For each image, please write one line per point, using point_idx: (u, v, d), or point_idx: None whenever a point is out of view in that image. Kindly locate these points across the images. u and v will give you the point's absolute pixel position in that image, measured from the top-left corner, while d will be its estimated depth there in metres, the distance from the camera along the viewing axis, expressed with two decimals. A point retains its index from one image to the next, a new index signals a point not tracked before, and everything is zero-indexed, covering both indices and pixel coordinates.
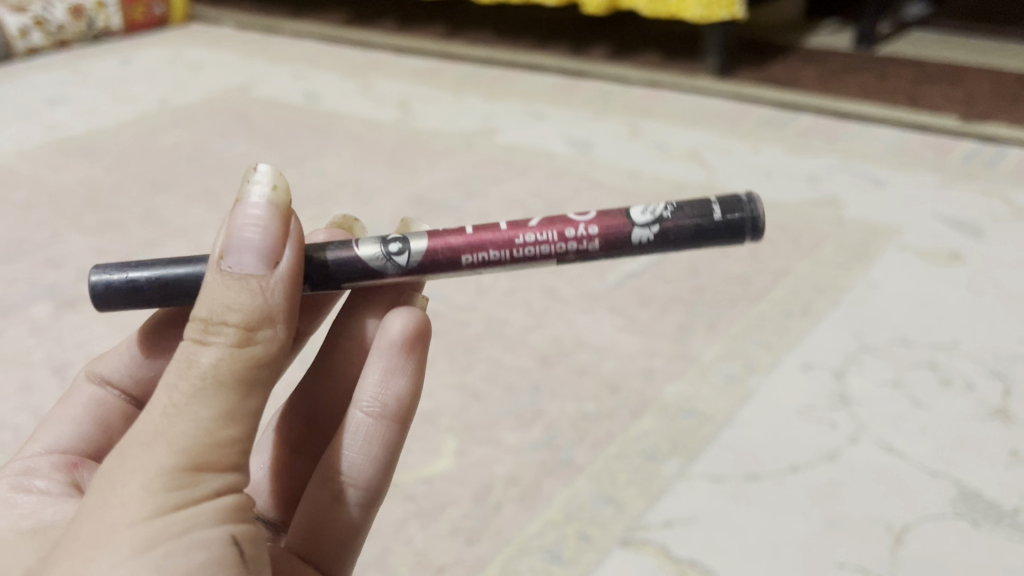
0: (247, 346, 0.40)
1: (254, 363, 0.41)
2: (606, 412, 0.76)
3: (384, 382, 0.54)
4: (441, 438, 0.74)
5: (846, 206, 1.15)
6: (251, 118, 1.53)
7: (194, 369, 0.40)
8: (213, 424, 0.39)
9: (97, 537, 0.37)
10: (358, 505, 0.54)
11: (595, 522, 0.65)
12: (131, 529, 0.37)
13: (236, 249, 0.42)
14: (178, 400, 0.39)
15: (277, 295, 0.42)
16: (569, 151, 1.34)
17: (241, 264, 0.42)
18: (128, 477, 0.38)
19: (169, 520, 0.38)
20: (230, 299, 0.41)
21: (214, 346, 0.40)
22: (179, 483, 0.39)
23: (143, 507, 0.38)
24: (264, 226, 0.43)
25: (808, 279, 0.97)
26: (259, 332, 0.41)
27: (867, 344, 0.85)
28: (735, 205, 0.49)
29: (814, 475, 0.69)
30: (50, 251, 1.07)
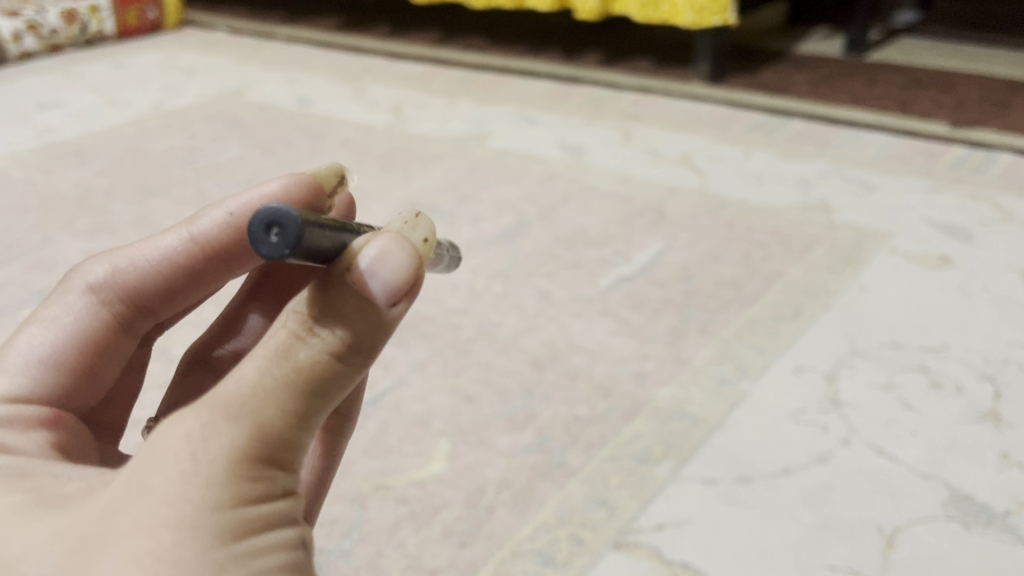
0: (352, 358, 0.31)
1: (349, 376, 0.31)
2: (598, 415, 0.76)
3: None
4: (434, 442, 0.74)
5: (837, 210, 1.16)
6: (244, 122, 1.53)
7: (291, 362, 0.30)
8: (297, 425, 0.30)
9: (159, 526, 0.28)
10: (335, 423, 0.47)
11: (587, 525, 0.65)
12: (206, 522, 0.29)
13: (371, 253, 0.31)
14: (263, 384, 0.30)
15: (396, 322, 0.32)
16: (561, 155, 1.35)
17: (370, 274, 0.30)
18: (203, 457, 0.29)
19: (245, 514, 0.30)
20: (349, 309, 0.30)
21: (318, 345, 0.30)
22: (258, 470, 0.30)
23: (218, 499, 0.29)
24: (401, 244, 0.31)
25: (799, 283, 0.97)
26: (366, 351, 0.31)
27: (858, 348, 0.86)
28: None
29: (806, 477, 0.69)
30: (42, 255, 1.06)
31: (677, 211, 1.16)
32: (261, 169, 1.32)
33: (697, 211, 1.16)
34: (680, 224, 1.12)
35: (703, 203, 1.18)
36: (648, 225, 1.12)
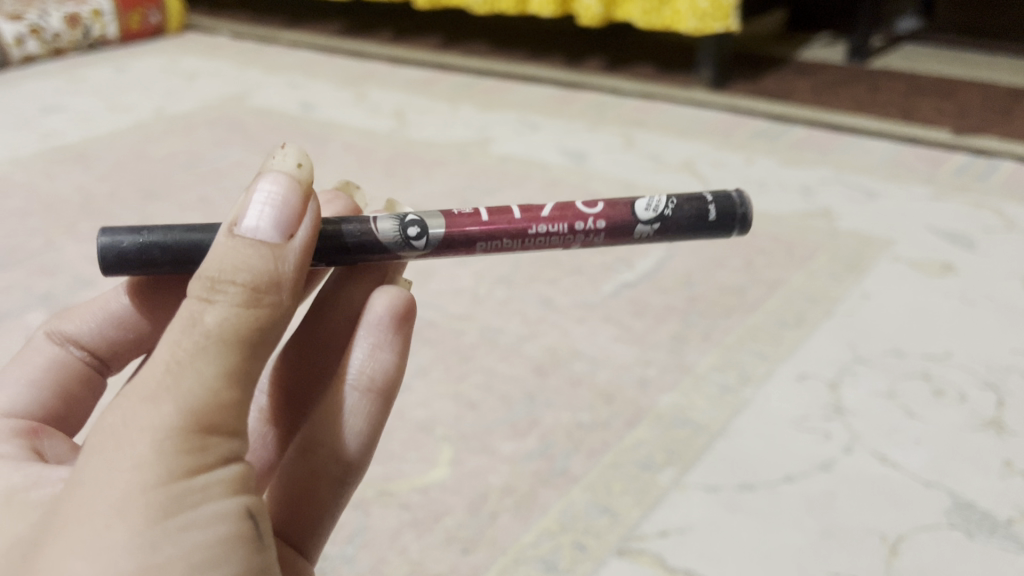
0: (255, 306, 0.38)
1: (257, 325, 0.38)
2: (601, 421, 0.76)
3: (370, 354, 0.51)
4: (436, 448, 0.74)
5: (839, 217, 1.16)
6: (247, 127, 1.53)
7: (198, 328, 0.37)
8: (216, 392, 0.37)
9: (108, 505, 0.35)
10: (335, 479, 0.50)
11: (590, 532, 0.65)
12: (148, 497, 0.35)
13: (256, 208, 0.40)
14: (180, 358, 0.37)
15: (289, 266, 0.40)
16: (564, 161, 1.35)
17: (255, 225, 0.39)
18: (134, 437, 0.35)
19: (182, 486, 0.36)
20: (241, 259, 0.38)
21: (220, 304, 0.38)
22: (189, 448, 0.36)
23: (152, 475, 0.35)
24: (286, 192, 0.41)
25: (802, 290, 0.97)
26: (268, 296, 0.39)
27: (860, 354, 0.86)
28: (729, 203, 0.52)
29: (808, 485, 0.69)
30: (44, 259, 1.06)
31: None
32: None
33: None
34: None
35: None
36: None
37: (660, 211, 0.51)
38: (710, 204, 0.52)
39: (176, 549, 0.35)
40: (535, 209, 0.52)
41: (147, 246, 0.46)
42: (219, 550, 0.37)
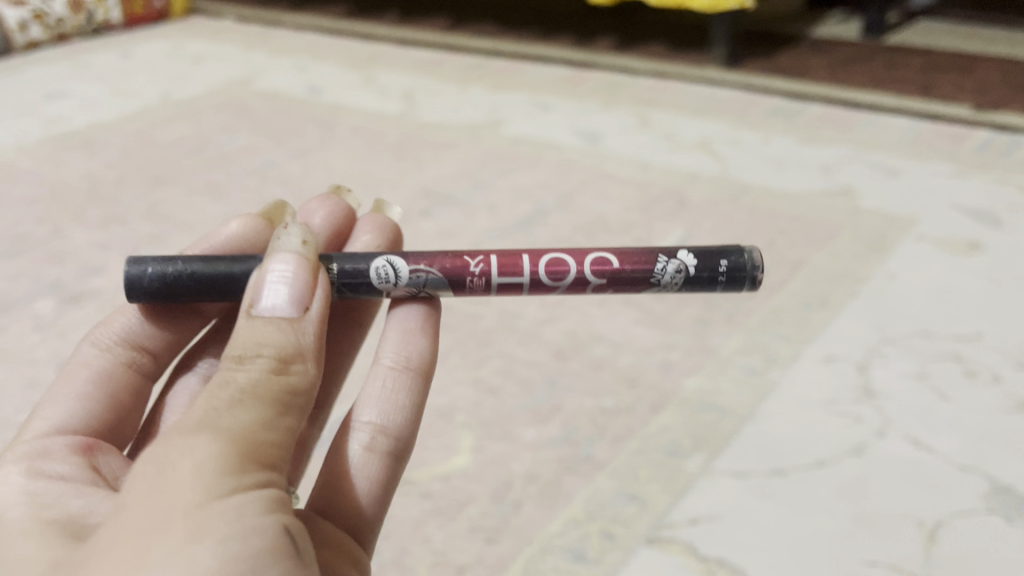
0: (284, 374, 0.43)
1: (290, 388, 0.43)
2: (625, 406, 0.75)
3: (404, 343, 0.58)
4: (457, 435, 0.72)
5: (861, 195, 1.13)
6: (254, 110, 1.51)
7: (232, 386, 0.42)
8: (257, 429, 0.41)
9: (154, 523, 0.37)
10: (385, 454, 0.55)
11: (618, 520, 0.63)
12: (193, 512, 0.37)
13: (272, 288, 0.47)
14: (218, 406, 0.41)
15: (308, 337, 0.46)
16: (577, 142, 1.33)
17: (273, 305, 0.46)
18: (177, 466, 0.38)
19: (224, 504, 0.38)
20: (265, 335, 0.44)
21: (251, 368, 0.42)
22: (233, 471, 0.39)
23: (194, 494, 0.38)
24: (298, 271, 0.48)
25: (825, 270, 0.95)
26: (294, 364, 0.44)
27: (888, 337, 0.84)
28: (741, 281, 0.55)
29: (840, 470, 0.68)
30: (53, 246, 1.05)
31: (698, 198, 1.13)
32: (272, 158, 1.30)
33: (717, 198, 1.14)
34: (701, 211, 1.10)
35: (724, 189, 1.16)
36: (668, 213, 1.09)
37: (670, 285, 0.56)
38: (722, 285, 0.56)
39: (219, 555, 0.36)
40: (547, 287, 0.57)
41: (170, 271, 0.53)
42: (261, 559, 0.38)
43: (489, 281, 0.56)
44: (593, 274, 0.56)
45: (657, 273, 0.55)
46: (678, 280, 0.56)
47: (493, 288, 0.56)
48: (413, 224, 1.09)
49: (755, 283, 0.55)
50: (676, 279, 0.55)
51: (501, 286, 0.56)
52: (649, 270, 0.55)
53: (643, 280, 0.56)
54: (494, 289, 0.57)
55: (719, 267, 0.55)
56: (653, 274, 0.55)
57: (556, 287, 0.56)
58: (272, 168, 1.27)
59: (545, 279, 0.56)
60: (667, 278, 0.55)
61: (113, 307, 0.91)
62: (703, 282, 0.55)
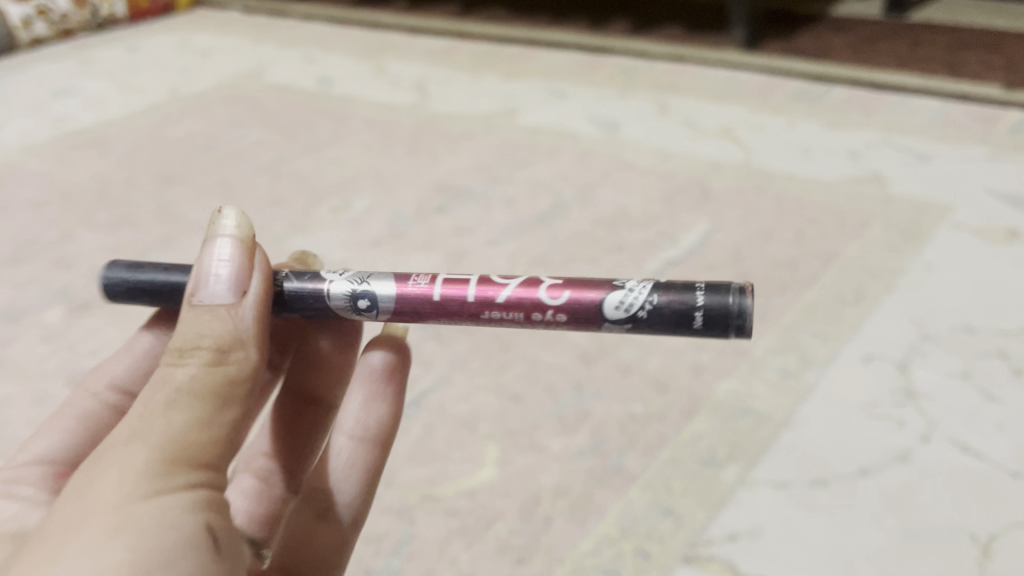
0: (221, 366, 0.42)
1: (225, 379, 0.41)
2: (656, 413, 0.71)
3: (365, 404, 0.57)
4: (481, 446, 0.69)
5: (892, 182, 1.09)
6: (263, 104, 1.48)
7: (170, 385, 0.41)
8: (191, 432, 0.40)
9: (75, 524, 0.37)
10: (339, 518, 0.56)
11: (653, 537, 0.60)
12: (113, 512, 0.37)
13: (212, 277, 0.45)
14: (153, 409, 0.40)
15: (246, 321, 0.44)
16: (595, 131, 1.29)
17: (212, 292, 0.44)
18: (107, 468, 0.38)
19: (144, 506, 0.38)
20: (203, 327, 0.42)
21: (189, 365, 0.41)
22: (159, 476, 0.38)
23: (116, 494, 0.37)
24: (238, 258, 0.46)
25: (858, 262, 0.92)
26: (232, 354, 0.42)
27: (927, 333, 0.80)
28: (723, 318, 0.45)
29: (885, 479, 0.64)
30: (62, 251, 1.02)
31: (722, 188, 1.10)
32: (283, 153, 1.27)
33: (743, 187, 1.10)
34: (726, 202, 1.06)
35: (748, 178, 1.12)
36: (692, 205, 1.06)
37: (635, 303, 0.47)
38: (698, 320, 0.46)
39: (129, 553, 0.36)
40: (492, 289, 0.49)
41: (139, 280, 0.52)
42: (172, 557, 0.37)
43: (435, 276, 0.51)
44: (547, 279, 0.49)
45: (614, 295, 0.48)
46: (644, 288, 0.47)
47: (434, 283, 0.50)
48: (429, 220, 1.06)
49: (740, 325, 0.45)
50: (642, 286, 0.47)
51: (441, 290, 0.50)
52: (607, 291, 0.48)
53: (603, 287, 0.48)
54: (437, 286, 0.50)
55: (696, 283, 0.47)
56: (617, 283, 0.48)
57: (502, 284, 0.49)
58: (283, 165, 1.23)
59: (494, 280, 0.50)
60: (630, 283, 0.48)
61: (124, 314, 0.88)
62: (674, 293, 0.46)
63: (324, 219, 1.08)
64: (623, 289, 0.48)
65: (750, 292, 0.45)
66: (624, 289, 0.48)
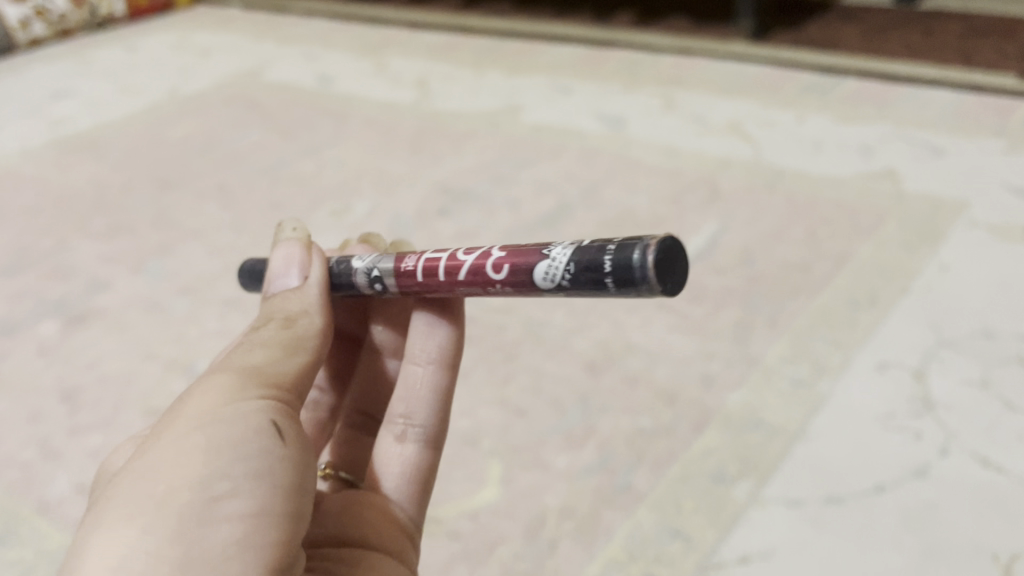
0: (292, 325, 0.50)
1: (297, 336, 0.49)
2: (665, 427, 0.69)
3: (427, 335, 0.55)
4: (484, 464, 0.67)
5: (906, 178, 1.06)
6: (264, 104, 1.46)
7: (253, 342, 0.48)
8: (265, 364, 0.47)
9: (170, 432, 0.42)
10: (413, 442, 0.56)
11: (662, 560, 0.58)
12: (196, 420, 0.42)
13: (279, 270, 0.53)
14: (238, 357, 0.47)
15: (313, 295, 0.52)
16: (600, 128, 1.26)
17: (280, 281, 0.53)
18: (194, 394, 0.44)
19: (222, 413, 0.43)
20: (279, 305, 0.51)
21: (267, 330, 0.49)
22: (236, 388, 0.44)
23: (200, 408, 0.43)
24: (298, 247, 0.54)
25: (872, 263, 0.89)
26: (301, 319, 0.50)
27: (944, 338, 0.77)
28: (627, 276, 0.38)
29: (902, 495, 0.62)
30: (58, 261, 1.01)
31: (731, 187, 1.07)
32: (283, 156, 1.25)
33: (751, 185, 1.07)
34: (735, 201, 1.04)
35: (758, 175, 1.09)
36: (700, 205, 1.03)
37: (557, 270, 0.42)
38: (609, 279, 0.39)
39: (209, 443, 0.41)
40: (456, 266, 0.47)
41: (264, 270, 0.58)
42: (247, 446, 0.42)
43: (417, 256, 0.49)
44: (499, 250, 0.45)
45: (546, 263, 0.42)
46: (566, 253, 0.41)
47: (417, 263, 0.49)
48: (431, 224, 1.03)
49: (645, 280, 0.38)
50: (564, 252, 0.42)
51: (420, 271, 0.48)
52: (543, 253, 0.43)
53: (534, 255, 0.43)
54: (417, 267, 0.49)
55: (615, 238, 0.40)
56: (546, 248, 0.43)
57: (462, 260, 0.46)
58: (283, 167, 1.21)
59: (458, 256, 0.47)
60: (555, 250, 0.42)
61: (120, 326, 0.87)
62: (589, 256, 0.40)
63: (324, 223, 1.06)
64: (550, 256, 0.42)
65: (660, 245, 0.38)
66: (550, 255, 0.42)
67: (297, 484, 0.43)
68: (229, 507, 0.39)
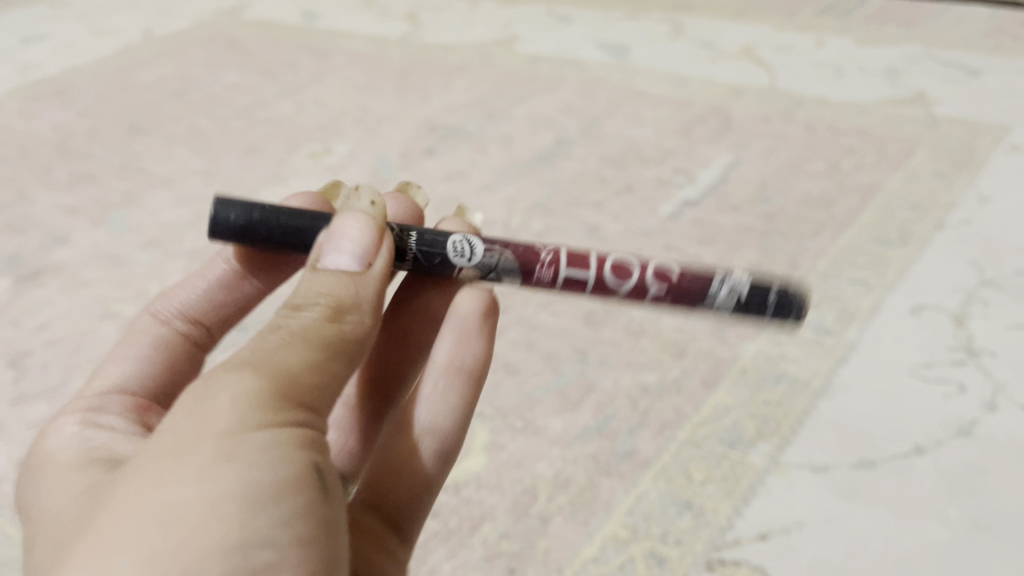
0: (336, 323, 0.36)
1: (344, 340, 0.36)
2: (672, 383, 0.61)
3: (460, 344, 0.49)
4: (470, 429, 0.60)
5: (937, 101, 0.97)
6: (243, 43, 1.36)
7: (282, 327, 0.35)
8: (298, 371, 0.34)
9: (177, 446, 0.31)
10: (432, 455, 0.48)
11: (669, 538, 0.51)
12: (217, 440, 0.31)
13: (340, 240, 0.40)
14: (265, 346, 0.35)
15: (370, 292, 0.39)
16: (602, 57, 1.16)
17: (339, 253, 0.39)
18: (214, 395, 0.32)
19: (250, 436, 0.32)
20: (323, 287, 0.37)
21: (305, 316, 0.36)
22: (265, 410, 0.32)
23: (223, 423, 0.31)
24: (367, 224, 0.41)
25: (903, 195, 0.80)
26: (349, 316, 0.37)
27: (987, 277, 0.69)
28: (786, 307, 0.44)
29: (945, 457, 0.54)
30: (14, 214, 0.93)
31: (745, 116, 0.98)
32: (260, 97, 1.16)
33: (767, 114, 0.98)
34: (749, 131, 0.94)
35: (774, 103, 1.00)
36: (711, 136, 0.94)
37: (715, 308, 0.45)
38: (768, 313, 0.44)
39: (240, 482, 0.30)
40: (612, 290, 0.46)
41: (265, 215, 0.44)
42: (274, 494, 0.31)
43: (556, 269, 0.46)
44: (659, 280, 0.45)
45: (704, 295, 0.45)
46: (724, 295, 0.45)
47: (559, 277, 0.46)
48: (416, 164, 0.95)
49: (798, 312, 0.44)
50: (723, 294, 0.44)
51: (564, 283, 0.47)
52: (705, 290, 0.45)
53: (695, 290, 0.45)
54: (558, 281, 0.47)
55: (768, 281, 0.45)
56: (701, 287, 0.45)
57: (622, 288, 0.46)
58: (261, 109, 1.13)
59: (613, 280, 0.46)
60: (713, 291, 0.45)
61: (75, 284, 0.79)
62: (750, 299, 0.44)
63: (302, 166, 0.97)
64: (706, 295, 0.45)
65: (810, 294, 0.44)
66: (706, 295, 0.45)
67: (320, 549, 0.32)
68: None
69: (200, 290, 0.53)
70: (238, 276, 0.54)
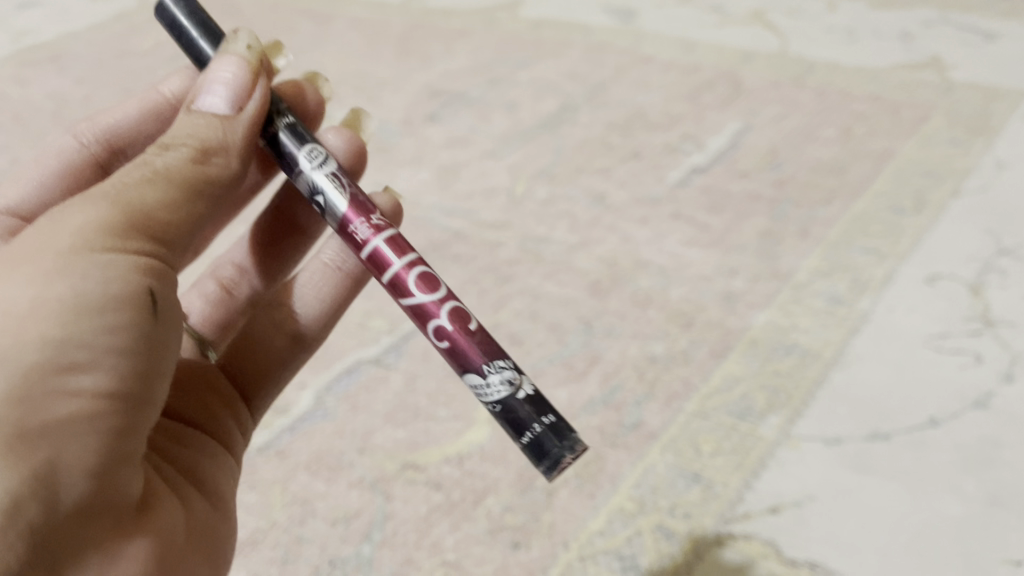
0: (200, 165, 0.38)
1: (207, 180, 0.38)
2: (680, 353, 0.60)
3: (320, 286, 0.52)
4: (473, 400, 0.58)
5: (953, 66, 0.94)
6: (241, 7, 1.33)
7: (147, 166, 0.37)
8: (155, 207, 0.36)
9: (21, 254, 0.34)
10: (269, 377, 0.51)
11: (677, 513, 0.50)
12: (59, 253, 0.33)
13: (217, 83, 0.40)
14: (128, 180, 0.36)
15: (238, 135, 0.39)
16: (609, 22, 1.13)
17: (214, 97, 0.40)
18: (68, 218, 0.35)
19: (86, 255, 0.34)
20: (193, 129, 0.39)
21: (170, 156, 0.38)
22: (113, 232, 0.35)
23: (66, 240, 0.34)
24: (244, 67, 0.41)
25: (917, 162, 0.78)
26: (214, 159, 0.38)
27: (1004, 246, 0.67)
28: (540, 448, 0.40)
29: (961, 430, 0.53)
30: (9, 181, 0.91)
31: (755, 82, 0.95)
32: None
33: (778, 79, 0.95)
34: (759, 97, 0.92)
35: (785, 68, 0.97)
36: (720, 102, 0.92)
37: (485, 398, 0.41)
38: (520, 441, 0.41)
39: (74, 291, 0.33)
40: (403, 285, 0.42)
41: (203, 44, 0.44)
42: (102, 305, 0.33)
43: (373, 234, 0.43)
44: (448, 315, 0.42)
45: (484, 370, 0.41)
46: (501, 390, 0.41)
47: (372, 241, 0.43)
48: (417, 131, 0.93)
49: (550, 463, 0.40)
50: (497, 388, 0.41)
51: (367, 253, 0.43)
52: (484, 363, 0.41)
53: (477, 359, 0.41)
54: (367, 246, 0.43)
55: (550, 411, 0.40)
56: (487, 364, 0.41)
57: (416, 292, 0.42)
58: None
59: (413, 284, 0.42)
60: (493, 377, 0.41)
61: None
62: (516, 412, 0.40)
63: None
64: (487, 374, 0.41)
65: (573, 463, 0.40)
66: (488, 374, 0.41)
67: (144, 376, 0.34)
68: (79, 381, 0.32)
69: (126, 118, 0.54)
70: (163, 111, 0.54)
